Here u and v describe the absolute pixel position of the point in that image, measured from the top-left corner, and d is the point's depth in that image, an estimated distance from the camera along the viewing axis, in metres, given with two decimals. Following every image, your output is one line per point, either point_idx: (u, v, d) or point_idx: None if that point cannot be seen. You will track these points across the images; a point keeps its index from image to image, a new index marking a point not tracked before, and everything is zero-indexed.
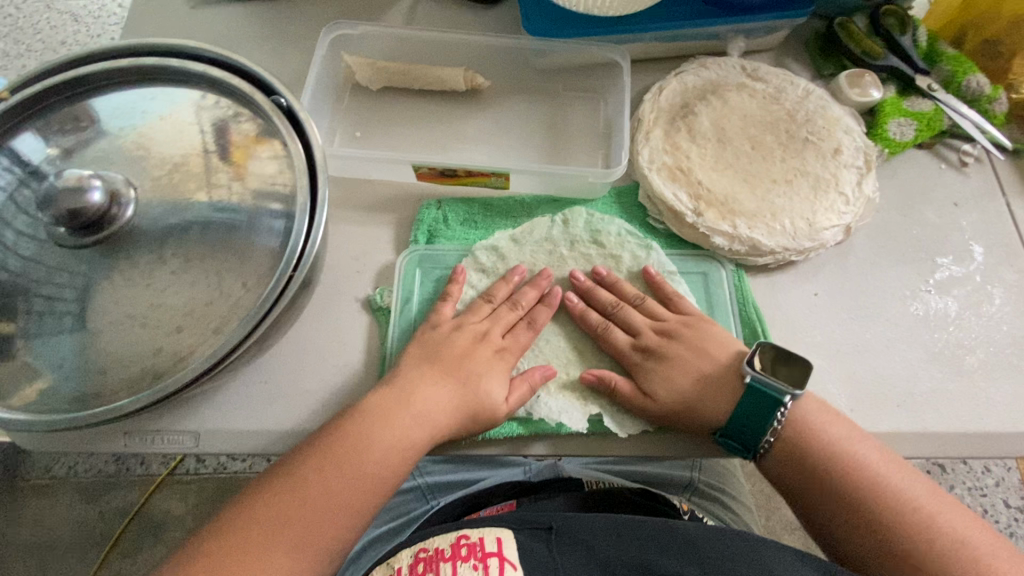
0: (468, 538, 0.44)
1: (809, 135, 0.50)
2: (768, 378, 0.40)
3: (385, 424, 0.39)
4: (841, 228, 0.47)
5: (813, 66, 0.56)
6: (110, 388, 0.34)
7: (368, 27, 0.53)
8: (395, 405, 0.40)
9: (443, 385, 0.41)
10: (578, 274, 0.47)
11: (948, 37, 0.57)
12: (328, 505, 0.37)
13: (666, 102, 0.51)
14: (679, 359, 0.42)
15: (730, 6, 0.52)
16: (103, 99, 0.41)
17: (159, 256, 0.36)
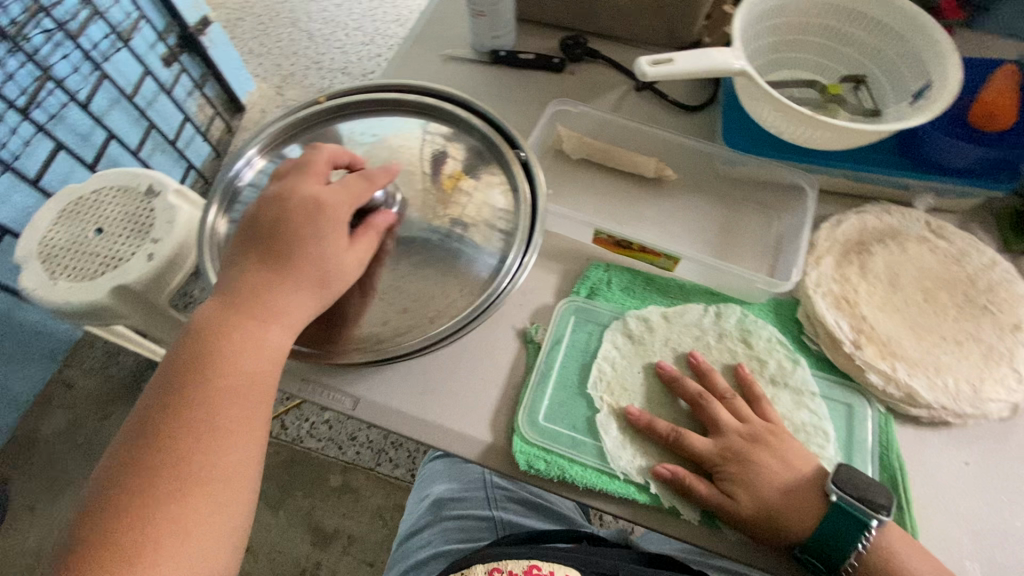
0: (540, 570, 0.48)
1: (988, 304, 0.50)
2: (853, 498, 0.40)
3: (232, 356, 0.40)
4: (1009, 405, 0.46)
5: (1001, 238, 0.56)
6: (341, 340, 0.45)
7: (584, 108, 0.62)
8: (219, 344, 0.40)
9: (239, 321, 0.40)
10: (665, 365, 0.49)
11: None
12: (225, 406, 0.39)
13: (843, 234, 0.54)
14: (764, 466, 0.42)
15: (928, 164, 0.55)
16: (388, 118, 0.54)
17: (405, 250, 0.47)
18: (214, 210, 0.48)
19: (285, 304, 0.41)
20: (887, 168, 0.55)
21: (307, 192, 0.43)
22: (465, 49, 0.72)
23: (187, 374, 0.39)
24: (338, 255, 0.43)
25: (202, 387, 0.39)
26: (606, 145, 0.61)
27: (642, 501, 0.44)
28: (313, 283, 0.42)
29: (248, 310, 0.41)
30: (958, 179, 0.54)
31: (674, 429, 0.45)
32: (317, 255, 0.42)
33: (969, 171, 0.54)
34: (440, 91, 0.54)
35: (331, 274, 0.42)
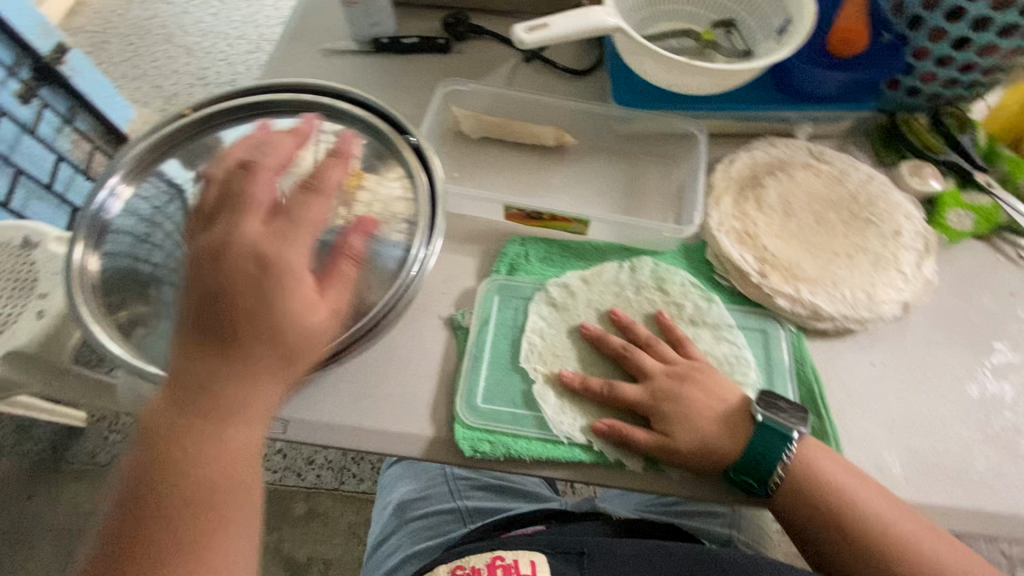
0: (503, 559, 0.48)
1: (871, 216, 0.54)
2: (775, 415, 0.43)
3: (211, 433, 0.36)
4: (900, 304, 0.50)
5: (875, 154, 0.60)
6: None
7: (475, 85, 0.61)
8: (184, 426, 0.36)
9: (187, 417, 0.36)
10: (588, 325, 0.49)
11: (1006, 139, 0.60)
12: (220, 490, 0.35)
13: (737, 173, 0.57)
14: (692, 401, 0.44)
15: (800, 95, 0.58)
16: (266, 122, 0.50)
17: None
18: (79, 247, 0.44)
19: (250, 389, 0.37)
20: (764, 104, 0.58)
21: (248, 240, 0.39)
22: (345, 41, 0.69)
23: (161, 463, 0.35)
24: (299, 320, 0.38)
25: (161, 496, 0.34)
26: (503, 119, 0.60)
27: (587, 461, 0.44)
28: (278, 355, 0.38)
29: (202, 399, 0.36)
30: (827, 106, 0.58)
31: (605, 383, 0.46)
32: (275, 322, 0.37)
33: (835, 98, 0.58)
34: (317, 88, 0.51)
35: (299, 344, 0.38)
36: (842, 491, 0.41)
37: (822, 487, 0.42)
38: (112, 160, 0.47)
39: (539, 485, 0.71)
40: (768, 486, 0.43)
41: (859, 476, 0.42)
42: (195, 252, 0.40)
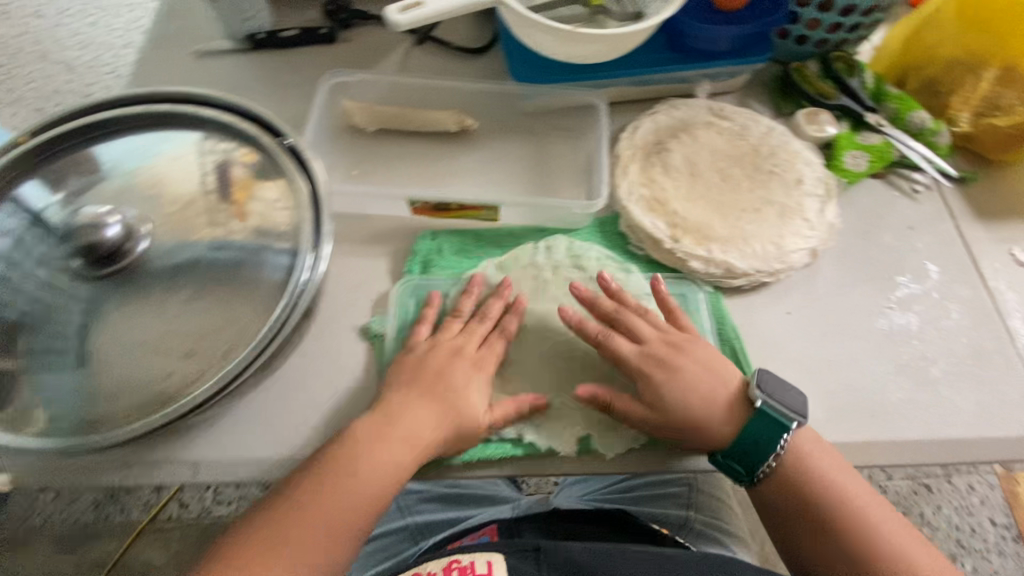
0: (459, 561, 0.46)
1: (774, 167, 0.55)
2: (780, 407, 0.42)
3: (356, 476, 0.39)
4: (807, 251, 0.51)
5: (774, 105, 0.61)
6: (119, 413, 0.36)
7: (363, 74, 0.57)
8: (331, 469, 0.39)
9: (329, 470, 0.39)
10: (578, 286, 0.48)
11: (892, 79, 0.61)
12: (318, 534, 0.38)
13: (642, 139, 0.56)
14: (686, 377, 0.44)
15: (696, 53, 0.58)
16: (116, 143, 0.44)
17: (171, 286, 0.39)
18: None
19: (386, 450, 0.40)
20: (662, 66, 0.57)
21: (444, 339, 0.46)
22: (219, 40, 0.63)
23: (288, 497, 0.39)
24: (473, 406, 0.42)
25: (288, 532, 0.38)
26: (399, 108, 0.57)
27: (518, 453, 0.43)
28: (409, 432, 0.41)
29: (353, 457, 0.40)
30: (723, 61, 0.57)
31: (600, 330, 0.46)
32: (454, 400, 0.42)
33: (730, 52, 0.58)
34: (171, 94, 0.45)
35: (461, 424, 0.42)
36: (835, 489, 0.41)
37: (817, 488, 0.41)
38: None
39: (502, 487, 0.70)
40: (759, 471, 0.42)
41: (854, 476, 0.42)
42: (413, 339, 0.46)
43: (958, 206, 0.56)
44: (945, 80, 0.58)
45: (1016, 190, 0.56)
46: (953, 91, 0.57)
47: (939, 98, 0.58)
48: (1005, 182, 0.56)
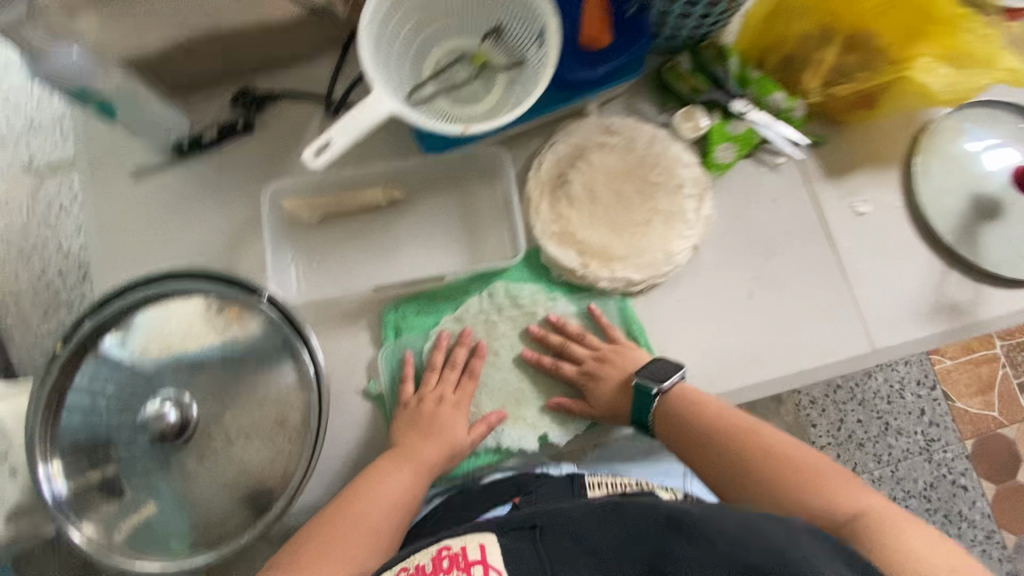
0: (448, 549, 0.47)
1: (659, 177, 0.66)
2: (645, 378, 0.58)
3: (378, 486, 0.55)
4: (690, 249, 0.64)
5: (657, 101, 0.69)
6: (229, 532, 0.52)
7: (295, 177, 0.65)
8: (359, 482, 0.56)
9: (358, 485, 0.56)
10: (534, 324, 0.63)
11: (756, 54, 0.68)
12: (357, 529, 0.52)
13: (546, 175, 0.66)
14: (611, 379, 0.60)
15: (575, 86, 0.64)
16: (127, 331, 0.53)
17: (225, 439, 0.52)
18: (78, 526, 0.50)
19: (398, 467, 0.57)
20: (549, 106, 0.64)
21: (432, 389, 0.61)
22: (148, 155, 0.68)
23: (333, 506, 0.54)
24: (461, 433, 0.60)
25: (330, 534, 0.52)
26: (334, 194, 0.65)
27: (495, 458, 0.62)
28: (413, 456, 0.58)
29: (377, 485, 0.55)
30: (604, 86, 0.64)
31: (552, 361, 0.62)
32: (443, 430, 0.59)
33: (608, 73, 0.63)
34: (147, 282, 0.55)
35: (453, 447, 0.59)
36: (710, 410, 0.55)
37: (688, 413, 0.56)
38: (36, 445, 0.50)
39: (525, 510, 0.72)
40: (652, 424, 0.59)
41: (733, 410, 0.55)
42: (406, 397, 0.61)
43: (813, 169, 0.68)
44: (798, 57, 0.66)
45: (857, 146, 0.68)
46: (803, 67, 0.66)
47: (795, 74, 0.66)
48: (850, 138, 0.68)
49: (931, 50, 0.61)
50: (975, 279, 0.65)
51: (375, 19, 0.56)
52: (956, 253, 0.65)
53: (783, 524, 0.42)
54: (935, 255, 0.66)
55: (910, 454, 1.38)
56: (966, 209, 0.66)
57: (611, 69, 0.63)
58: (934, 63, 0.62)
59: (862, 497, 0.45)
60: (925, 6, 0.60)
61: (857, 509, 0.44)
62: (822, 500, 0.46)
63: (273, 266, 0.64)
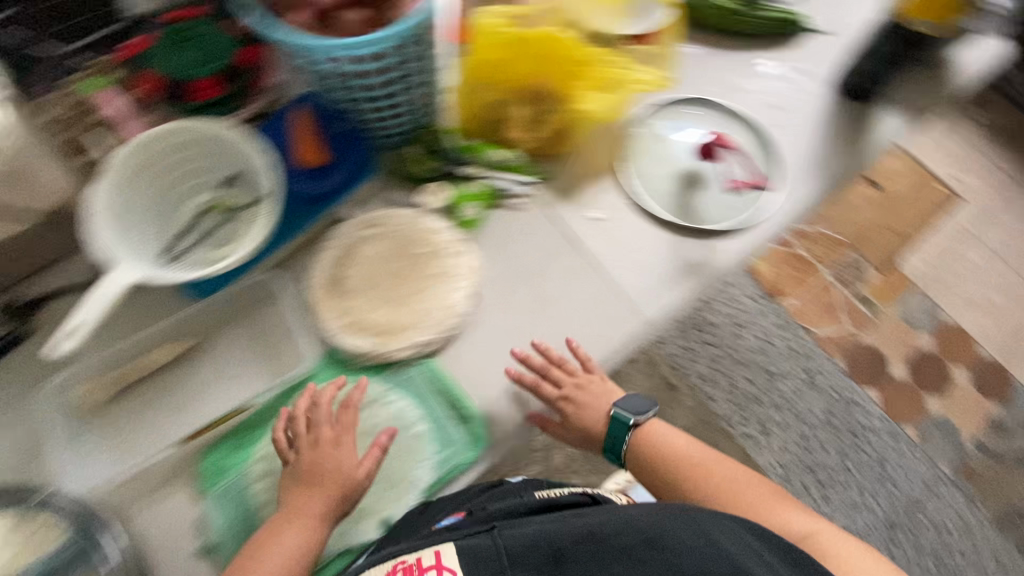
0: (404, 563, 0.51)
1: (420, 249, 0.74)
2: (625, 410, 0.68)
3: (285, 538, 0.57)
4: (466, 297, 0.73)
5: (404, 187, 0.80)
6: None
7: (73, 368, 0.66)
8: (260, 539, 0.57)
9: (258, 538, 0.57)
10: (519, 350, 0.71)
11: (472, 121, 0.81)
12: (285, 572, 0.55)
13: (321, 279, 0.72)
14: (590, 407, 0.70)
15: (322, 200, 0.75)
16: None
17: None
18: None
19: (299, 516, 0.58)
20: (303, 224, 0.74)
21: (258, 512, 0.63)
22: None
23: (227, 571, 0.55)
24: (350, 469, 0.62)
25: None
26: (120, 369, 0.67)
27: (338, 559, 0.65)
28: (328, 491, 0.60)
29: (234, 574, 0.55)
30: (343, 196, 0.76)
31: (534, 381, 0.71)
32: (334, 475, 0.61)
33: (344, 184, 0.76)
34: None
35: (345, 488, 0.61)
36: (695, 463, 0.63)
37: (647, 455, 0.65)
38: None
39: None
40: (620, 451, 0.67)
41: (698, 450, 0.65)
42: (234, 531, 0.63)
43: (547, 198, 0.81)
44: (499, 118, 0.80)
45: (577, 167, 0.83)
46: (506, 124, 0.80)
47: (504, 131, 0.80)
48: (568, 164, 0.83)
49: (581, 82, 0.78)
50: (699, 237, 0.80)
51: (110, 201, 0.62)
52: (677, 224, 0.79)
53: (731, 527, 0.50)
54: (664, 230, 0.79)
55: (798, 389, 1.51)
56: (671, 188, 0.81)
57: (347, 180, 0.76)
58: (587, 88, 0.78)
59: (801, 518, 0.57)
60: (564, 56, 0.77)
61: (808, 536, 0.55)
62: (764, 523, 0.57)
63: (66, 461, 0.64)
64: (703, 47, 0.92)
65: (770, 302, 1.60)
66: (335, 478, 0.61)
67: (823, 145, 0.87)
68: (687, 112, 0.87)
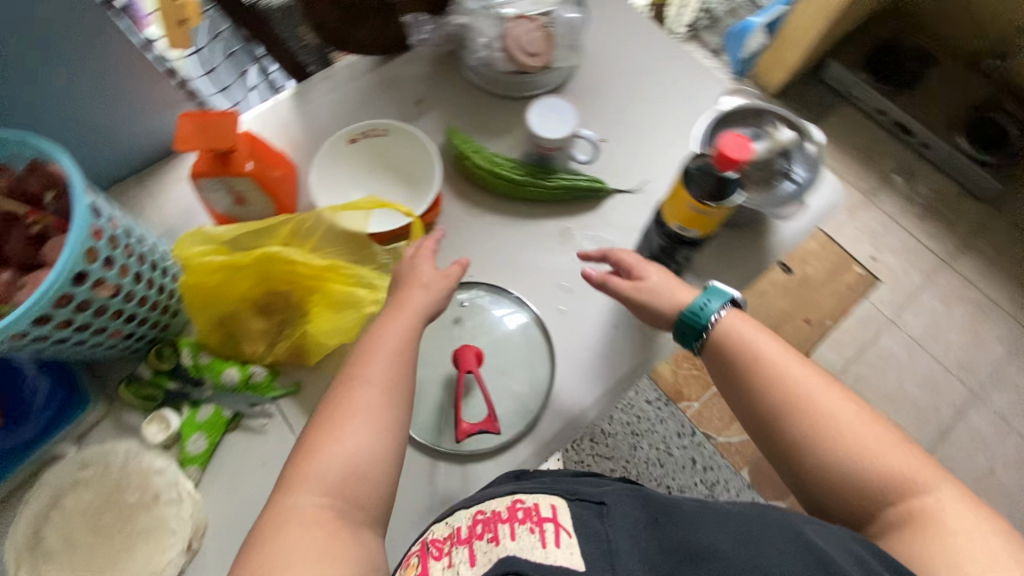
0: (522, 504, 0.52)
1: (134, 496, 0.68)
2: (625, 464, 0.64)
3: (338, 398, 0.55)
4: (176, 558, 0.66)
5: (139, 408, 0.73)
6: None
7: None
8: (329, 432, 0.53)
9: (329, 396, 0.56)
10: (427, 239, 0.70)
11: (212, 333, 0.73)
12: (370, 426, 0.53)
13: (19, 540, 0.66)
14: (418, 296, 0.63)
15: (26, 444, 0.68)
16: None
17: None
18: None
19: (348, 376, 0.57)
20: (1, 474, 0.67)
21: None
22: None
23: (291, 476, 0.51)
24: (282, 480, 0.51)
25: (332, 421, 0.53)
26: None
27: None
28: (366, 358, 0.58)
29: (354, 373, 0.57)
30: (53, 433, 0.70)
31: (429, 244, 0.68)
32: (342, 381, 0.56)
33: (53, 422, 0.70)
34: None
35: (322, 421, 0.54)
36: (766, 361, 0.61)
37: (742, 355, 0.62)
38: None
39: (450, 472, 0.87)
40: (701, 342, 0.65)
41: (790, 363, 0.60)
42: None
43: (294, 417, 0.74)
44: (234, 331, 0.73)
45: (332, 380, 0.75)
46: (243, 339, 0.73)
47: (241, 346, 0.73)
48: (320, 374, 0.75)
49: (314, 291, 0.73)
50: (454, 462, 0.72)
51: None
52: (433, 448, 0.72)
53: (852, 424, 0.56)
54: (422, 454, 0.72)
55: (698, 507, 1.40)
56: (430, 409, 0.74)
57: (54, 417, 0.70)
58: (325, 301, 0.73)
59: (884, 432, 0.56)
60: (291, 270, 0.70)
61: (936, 497, 0.52)
62: (815, 423, 0.57)
63: None
64: (492, 216, 0.84)
65: (671, 407, 1.48)
66: (387, 366, 0.57)
67: (611, 332, 0.79)
68: (454, 312, 0.80)
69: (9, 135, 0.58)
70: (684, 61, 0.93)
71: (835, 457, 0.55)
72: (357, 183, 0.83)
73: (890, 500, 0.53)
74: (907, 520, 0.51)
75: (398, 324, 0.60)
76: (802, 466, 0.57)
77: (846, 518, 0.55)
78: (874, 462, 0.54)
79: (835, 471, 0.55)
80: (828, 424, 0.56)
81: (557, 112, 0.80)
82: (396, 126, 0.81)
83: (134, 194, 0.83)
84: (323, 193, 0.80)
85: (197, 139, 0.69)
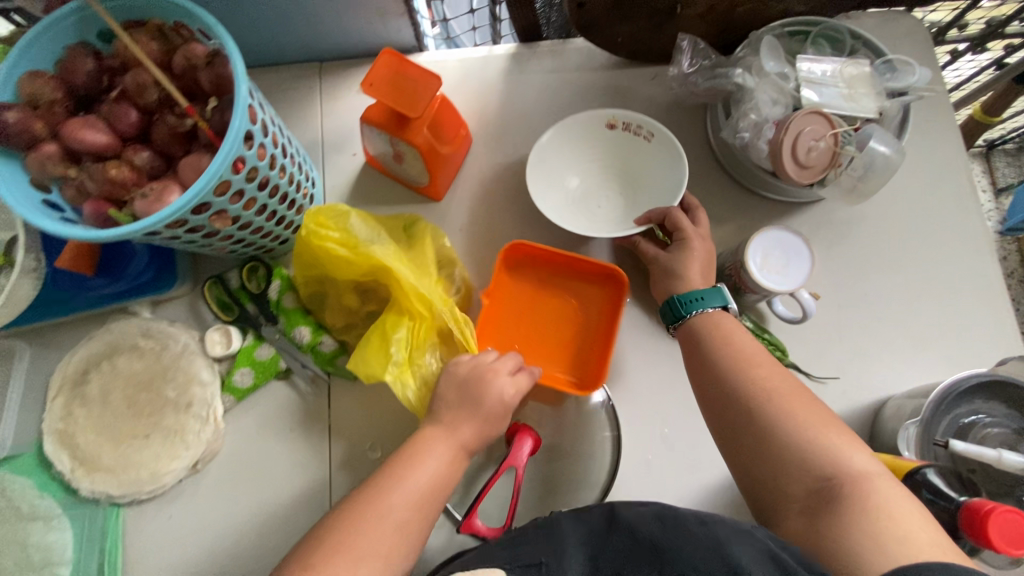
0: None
1: (171, 392, 0.68)
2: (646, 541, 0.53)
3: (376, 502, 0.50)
4: (180, 471, 0.67)
5: (214, 311, 0.70)
6: None
7: None
8: (354, 535, 0.49)
9: (363, 495, 0.51)
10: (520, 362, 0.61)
11: (309, 282, 0.68)
12: (396, 541, 0.49)
13: (71, 370, 0.69)
14: (484, 413, 0.57)
15: (110, 295, 0.69)
16: None
17: None
18: None
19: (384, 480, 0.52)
20: (81, 309, 0.69)
21: None
22: None
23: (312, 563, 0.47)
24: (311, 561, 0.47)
25: (362, 529, 0.49)
26: None
27: None
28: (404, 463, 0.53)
29: (393, 479, 0.52)
30: (132, 297, 0.69)
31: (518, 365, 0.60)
32: (378, 485, 0.52)
33: (137, 288, 0.69)
34: None
35: (355, 524, 0.49)
36: (722, 338, 0.55)
37: (699, 331, 0.57)
38: None
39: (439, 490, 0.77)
40: (671, 326, 0.60)
41: (765, 358, 0.53)
42: None
43: (336, 403, 0.70)
44: (325, 291, 0.68)
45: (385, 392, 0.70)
46: (327, 305, 0.69)
47: (323, 309, 0.69)
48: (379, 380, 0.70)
49: (389, 318, 0.63)
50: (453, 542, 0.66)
51: None
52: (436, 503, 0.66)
53: (796, 400, 0.49)
54: None
55: None
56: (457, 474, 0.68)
57: (140, 285, 0.69)
58: (387, 339, 0.61)
59: (862, 456, 0.46)
60: (393, 288, 0.63)
61: (861, 469, 0.45)
62: (786, 416, 0.48)
63: None
64: (634, 311, 0.71)
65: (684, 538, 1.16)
66: (422, 489, 0.52)
67: None
68: None
69: (205, 18, 0.50)
70: (976, 260, 0.68)
71: (783, 442, 0.47)
72: (589, 175, 0.73)
73: (824, 476, 0.45)
74: (832, 500, 0.44)
75: (444, 443, 0.55)
76: (742, 449, 0.50)
77: (771, 496, 0.47)
78: (790, 413, 0.48)
79: (776, 444, 0.48)
80: (775, 395, 0.50)
81: (785, 251, 0.62)
82: (662, 133, 0.69)
83: (310, 87, 0.77)
84: (542, 164, 0.71)
85: (382, 90, 0.59)
